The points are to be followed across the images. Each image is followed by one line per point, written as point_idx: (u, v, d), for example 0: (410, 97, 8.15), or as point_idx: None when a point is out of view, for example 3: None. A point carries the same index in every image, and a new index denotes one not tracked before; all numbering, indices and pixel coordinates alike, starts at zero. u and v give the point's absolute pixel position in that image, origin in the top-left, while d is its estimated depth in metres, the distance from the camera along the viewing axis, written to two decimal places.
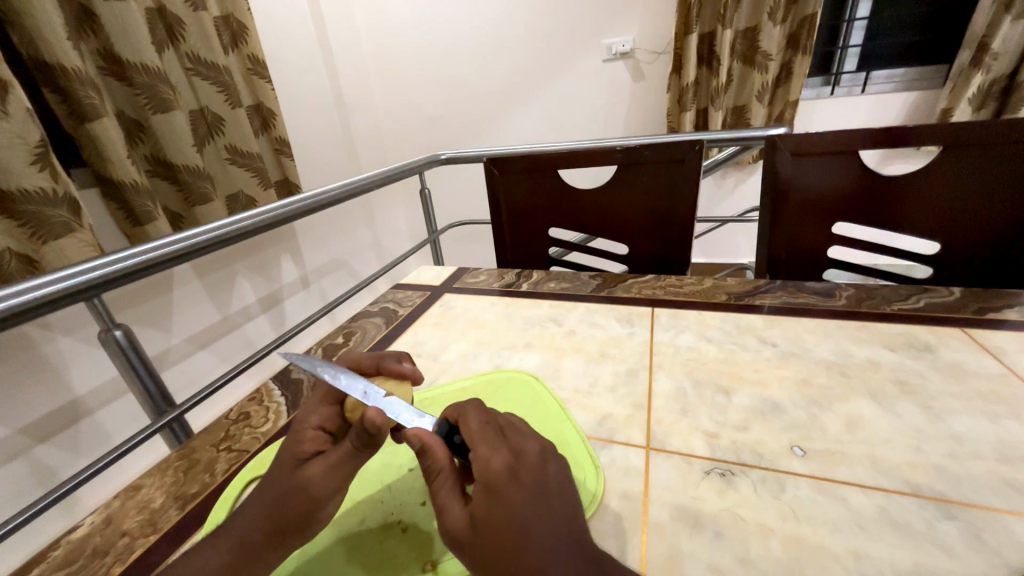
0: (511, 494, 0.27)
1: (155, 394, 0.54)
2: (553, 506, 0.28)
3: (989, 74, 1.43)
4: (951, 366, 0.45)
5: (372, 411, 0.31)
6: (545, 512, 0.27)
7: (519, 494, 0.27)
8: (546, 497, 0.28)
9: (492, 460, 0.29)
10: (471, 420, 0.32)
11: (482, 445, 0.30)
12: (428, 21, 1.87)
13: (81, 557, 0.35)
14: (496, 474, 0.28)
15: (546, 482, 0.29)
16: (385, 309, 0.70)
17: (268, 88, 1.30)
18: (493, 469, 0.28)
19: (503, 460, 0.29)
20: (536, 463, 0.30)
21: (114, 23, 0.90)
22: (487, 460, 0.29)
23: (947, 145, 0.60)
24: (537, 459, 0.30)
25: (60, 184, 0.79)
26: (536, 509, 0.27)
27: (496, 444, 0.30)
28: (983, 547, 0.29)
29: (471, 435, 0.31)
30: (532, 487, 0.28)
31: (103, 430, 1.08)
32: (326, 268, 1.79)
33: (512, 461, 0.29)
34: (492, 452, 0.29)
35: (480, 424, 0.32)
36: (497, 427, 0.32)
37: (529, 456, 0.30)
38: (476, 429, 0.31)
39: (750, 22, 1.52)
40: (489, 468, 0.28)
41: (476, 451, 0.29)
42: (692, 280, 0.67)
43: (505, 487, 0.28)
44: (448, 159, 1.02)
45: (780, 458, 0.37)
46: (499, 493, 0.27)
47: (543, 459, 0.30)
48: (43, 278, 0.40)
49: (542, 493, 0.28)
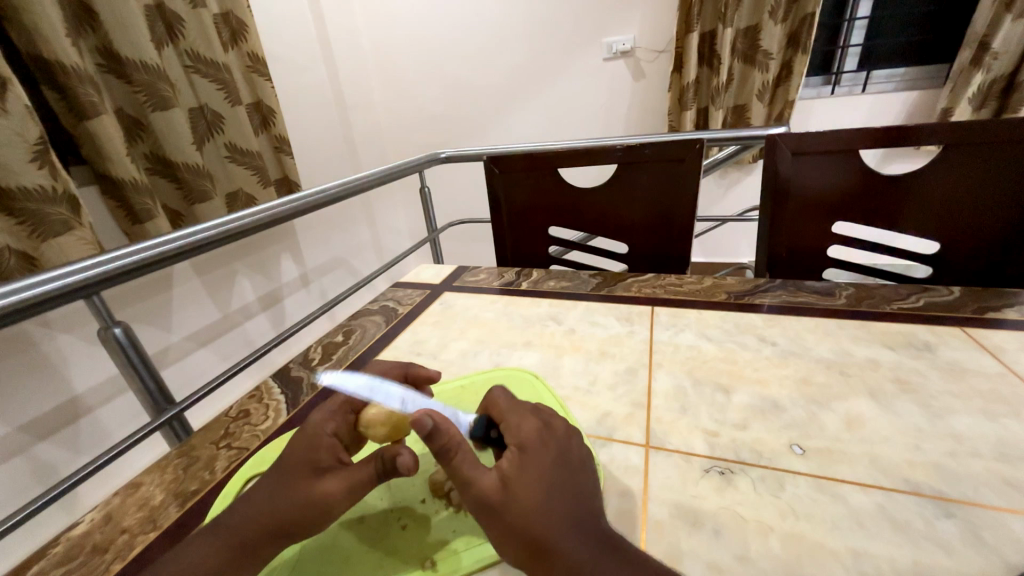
0: (542, 456, 0.29)
1: (154, 391, 0.54)
2: (575, 479, 0.29)
3: (989, 73, 1.43)
4: (950, 365, 0.45)
5: (406, 457, 0.32)
6: (570, 476, 0.29)
7: (546, 457, 0.29)
8: (570, 467, 0.29)
9: (524, 426, 0.31)
10: (502, 393, 0.34)
11: (513, 415, 0.32)
12: (428, 19, 1.87)
13: (81, 554, 0.35)
14: (527, 438, 0.30)
15: (571, 455, 0.30)
16: (385, 308, 0.70)
17: (268, 86, 1.30)
18: (526, 434, 0.30)
19: (534, 427, 0.30)
20: (564, 434, 0.31)
21: (113, 20, 0.90)
22: (518, 426, 0.31)
23: (947, 144, 0.60)
24: (564, 431, 0.31)
25: (60, 181, 0.79)
26: (561, 473, 0.28)
27: (528, 415, 0.32)
28: (982, 545, 0.29)
29: (502, 406, 0.32)
30: (558, 455, 0.29)
31: (103, 428, 1.08)
32: (325, 266, 1.79)
33: (541, 430, 0.31)
34: (524, 419, 0.31)
35: (511, 399, 0.34)
36: (528, 403, 0.34)
37: (557, 428, 0.31)
38: (508, 402, 0.33)
39: (750, 21, 1.52)
40: (520, 433, 0.30)
41: (508, 420, 0.31)
42: (692, 279, 0.67)
43: (536, 450, 0.29)
44: (448, 157, 1.01)
45: (779, 456, 0.37)
46: (530, 454, 0.29)
47: (569, 433, 0.32)
48: (43, 275, 0.40)
49: (566, 460, 0.29)
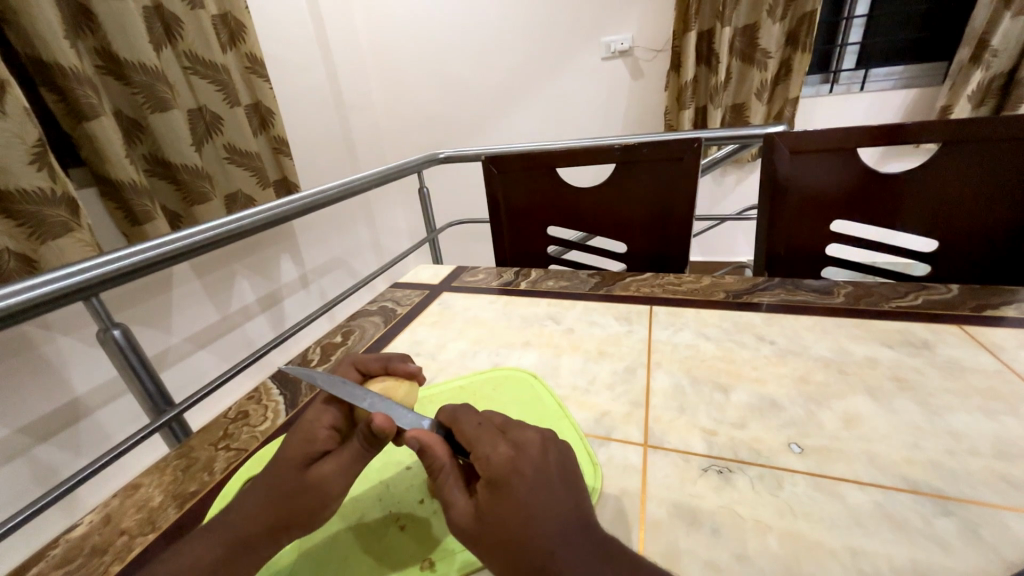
0: (514, 487, 0.27)
1: (153, 393, 0.54)
2: (557, 493, 0.28)
3: (988, 71, 1.43)
4: (948, 363, 0.45)
5: (379, 417, 0.31)
6: (552, 499, 0.27)
7: (521, 486, 0.27)
8: (551, 485, 0.28)
9: (492, 457, 0.29)
10: (465, 422, 0.32)
11: (481, 443, 0.30)
12: (427, 20, 1.87)
13: (80, 556, 0.36)
14: (498, 470, 0.28)
15: (550, 471, 0.29)
16: (384, 308, 0.70)
17: (266, 86, 1.30)
18: (496, 464, 0.28)
19: (503, 455, 0.29)
20: (537, 454, 0.29)
21: (112, 22, 0.90)
22: (488, 456, 0.29)
23: (946, 142, 0.60)
24: (538, 450, 0.30)
25: (59, 183, 0.79)
26: (540, 499, 0.27)
27: (494, 441, 0.30)
28: (980, 543, 0.29)
29: (467, 437, 0.30)
30: (536, 479, 0.28)
31: (102, 430, 1.08)
32: (325, 266, 1.79)
33: (514, 455, 0.29)
34: (490, 448, 0.29)
35: (476, 425, 0.32)
36: (494, 425, 0.32)
37: (529, 447, 0.30)
38: (472, 430, 0.31)
39: (749, 20, 1.52)
40: (491, 464, 0.28)
41: (476, 450, 0.29)
42: (691, 278, 0.67)
43: (506, 480, 0.27)
44: (447, 157, 1.01)
45: (778, 455, 0.37)
46: (502, 487, 0.27)
47: (544, 449, 0.30)
48: (43, 276, 0.40)
49: (545, 484, 0.28)
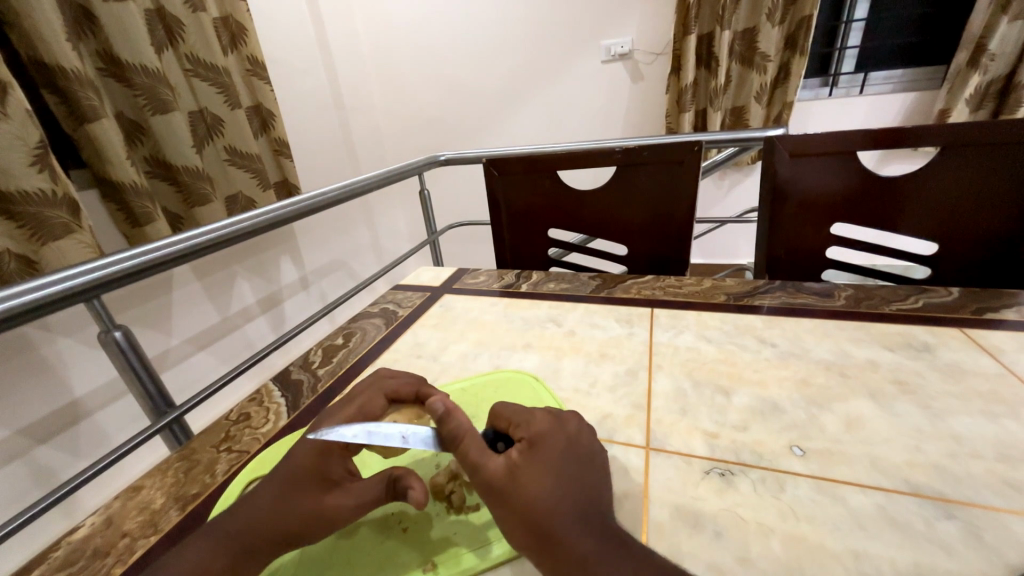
0: (550, 449, 0.30)
1: (154, 395, 0.53)
2: (582, 471, 0.30)
3: (986, 74, 1.44)
4: (949, 366, 0.45)
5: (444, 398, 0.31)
6: (579, 471, 0.29)
7: (555, 451, 0.30)
8: (579, 460, 0.30)
9: (536, 423, 0.32)
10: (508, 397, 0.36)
11: (522, 411, 0.33)
12: (427, 25, 1.88)
13: (81, 559, 0.35)
14: (537, 431, 0.31)
15: (579, 450, 0.31)
16: (385, 310, 0.70)
17: (267, 89, 1.31)
18: (535, 428, 0.31)
19: (543, 422, 0.32)
20: (573, 429, 0.32)
21: (113, 25, 0.90)
22: (528, 421, 0.32)
23: (945, 147, 0.60)
24: (572, 427, 0.33)
25: (60, 185, 0.78)
26: (570, 467, 0.29)
27: (535, 412, 0.33)
28: (982, 545, 0.29)
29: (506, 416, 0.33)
30: (568, 449, 0.31)
31: (101, 432, 1.08)
32: (325, 268, 1.79)
33: (552, 425, 0.32)
34: (533, 415, 0.33)
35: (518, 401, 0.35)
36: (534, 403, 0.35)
37: (566, 423, 0.33)
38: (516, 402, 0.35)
39: (748, 24, 1.53)
40: (531, 427, 0.32)
41: (517, 417, 0.33)
42: (692, 281, 0.67)
43: (545, 442, 0.30)
44: (448, 159, 1.00)
45: (780, 458, 0.37)
46: (540, 446, 0.30)
47: (580, 431, 0.33)
48: (45, 279, 0.40)
49: (576, 457, 0.30)
